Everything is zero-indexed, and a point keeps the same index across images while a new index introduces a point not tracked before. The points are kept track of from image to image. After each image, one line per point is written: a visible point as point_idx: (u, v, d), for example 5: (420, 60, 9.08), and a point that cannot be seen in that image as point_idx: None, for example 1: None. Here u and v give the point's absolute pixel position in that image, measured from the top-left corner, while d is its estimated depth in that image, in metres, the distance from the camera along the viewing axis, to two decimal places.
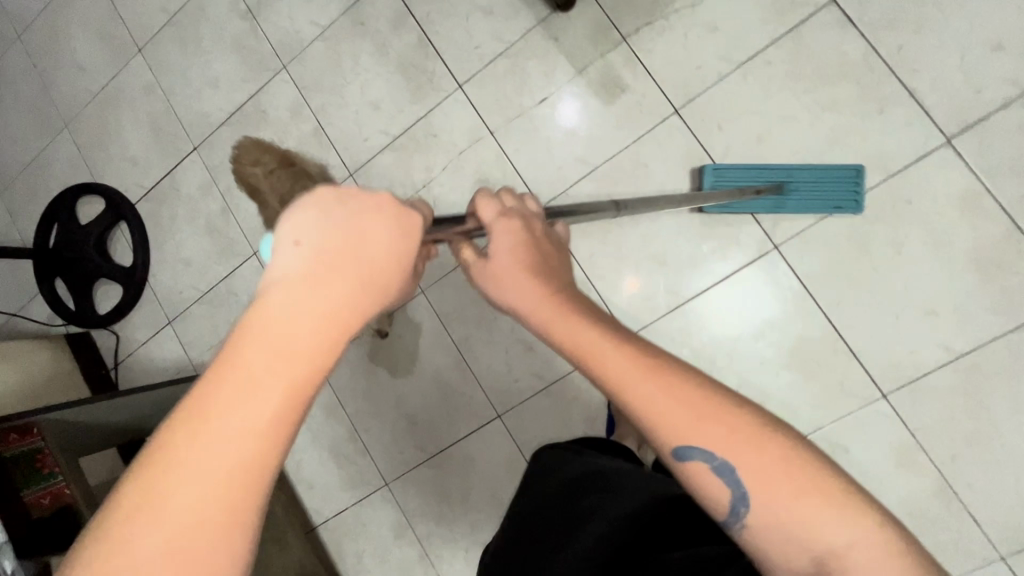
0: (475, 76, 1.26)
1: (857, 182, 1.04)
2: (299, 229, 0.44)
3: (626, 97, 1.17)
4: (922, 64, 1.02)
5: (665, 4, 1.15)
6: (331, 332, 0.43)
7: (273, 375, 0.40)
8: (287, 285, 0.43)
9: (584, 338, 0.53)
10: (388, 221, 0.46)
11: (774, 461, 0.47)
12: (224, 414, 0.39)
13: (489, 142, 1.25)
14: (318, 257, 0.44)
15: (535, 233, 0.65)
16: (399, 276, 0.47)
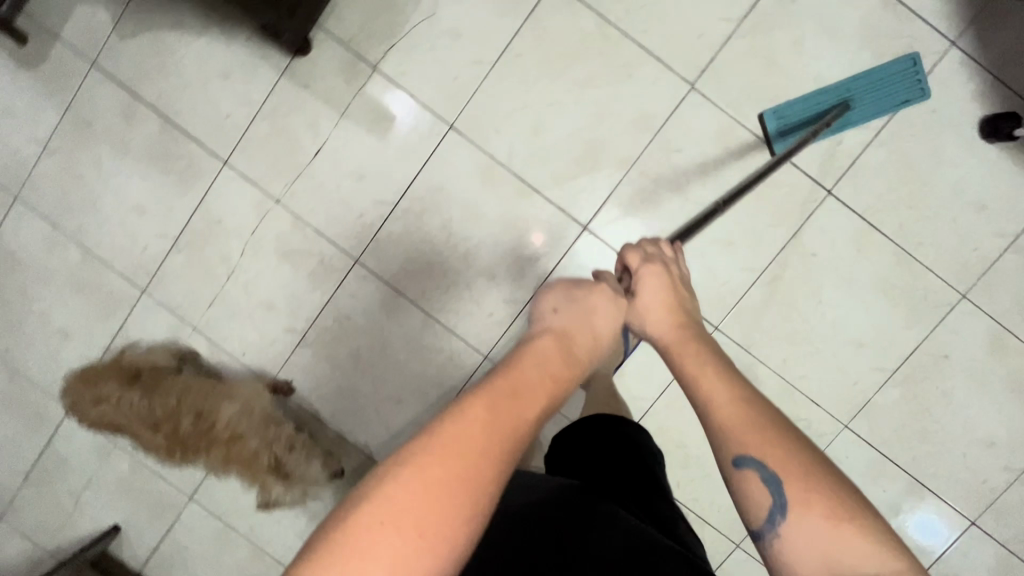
0: (237, 148, 1.15)
1: (918, 69, 1.04)
2: (556, 301, 0.65)
3: (399, 127, 1.13)
4: (649, 22, 1.07)
5: (402, 21, 1.10)
6: (565, 367, 0.58)
7: (528, 396, 0.52)
8: (552, 330, 0.61)
9: (698, 364, 0.61)
10: (611, 299, 0.67)
11: (822, 491, 0.51)
12: (489, 402, 0.50)
13: (280, 212, 1.16)
14: (568, 316, 0.63)
15: (676, 277, 0.73)
16: (604, 341, 0.65)
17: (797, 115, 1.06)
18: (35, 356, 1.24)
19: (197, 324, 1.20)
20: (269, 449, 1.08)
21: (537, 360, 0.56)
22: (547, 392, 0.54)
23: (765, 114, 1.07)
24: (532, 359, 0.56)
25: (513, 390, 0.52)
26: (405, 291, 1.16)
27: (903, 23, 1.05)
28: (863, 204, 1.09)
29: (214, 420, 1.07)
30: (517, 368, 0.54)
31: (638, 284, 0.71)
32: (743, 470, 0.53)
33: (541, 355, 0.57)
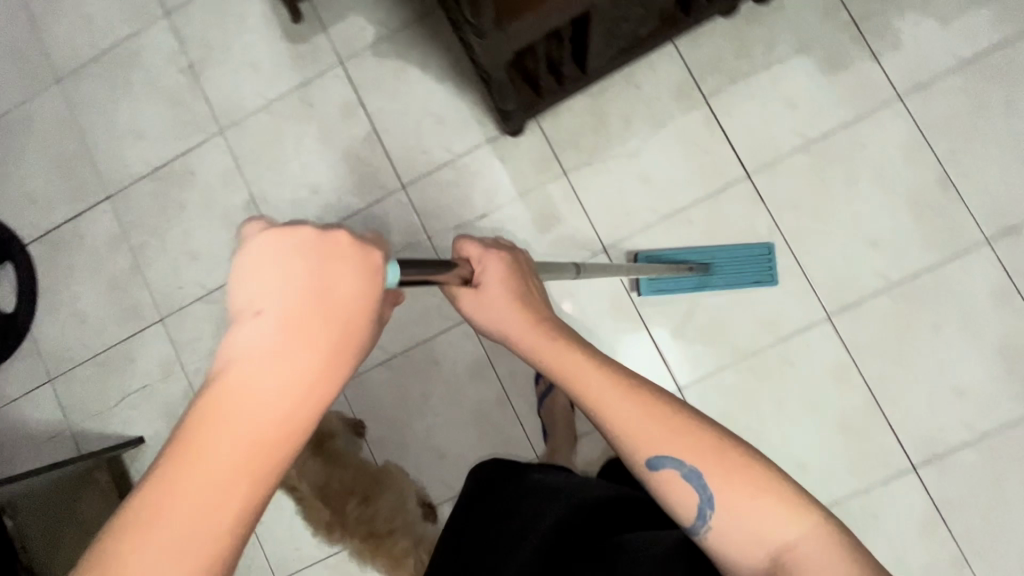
0: (419, 179, 1.27)
1: (770, 258, 1.16)
2: (260, 289, 0.37)
3: (561, 228, 1.23)
4: (814, 247, 1.17)
5: (606, 148, 1.23)
6: (285, 412, 0.36)
7: (234, 450, 0.35)
8: (253, 357, 0.36)
9: (586, 369, 0.61)
10: (350, 263, 0.39)
11: (731, 467, 0.54)
12: (182, 485, 0.34)
13: (425, 247, 1.26)
14: (286, 318, 0.37)
15: (519, 266, 0.72)
16: (366, 322, 0.39)
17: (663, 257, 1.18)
18: (161, 264, 1.35)
19: None
20: (416, 550, 1.20)
21: (224, 428, 0.35)
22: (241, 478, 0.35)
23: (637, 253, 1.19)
24: (223, 408, 0.35)
25: (183, 489, 0.34)
26: (496, 363, 1.24)
27: None
28: (945, 496, 1.10)
29: (375, 508, 1.21)
30: (205, 430, 0.35)
31: (485, 274, 0.68)
32: (663, 470, 0.55)
33: (233, 407, 0.35)
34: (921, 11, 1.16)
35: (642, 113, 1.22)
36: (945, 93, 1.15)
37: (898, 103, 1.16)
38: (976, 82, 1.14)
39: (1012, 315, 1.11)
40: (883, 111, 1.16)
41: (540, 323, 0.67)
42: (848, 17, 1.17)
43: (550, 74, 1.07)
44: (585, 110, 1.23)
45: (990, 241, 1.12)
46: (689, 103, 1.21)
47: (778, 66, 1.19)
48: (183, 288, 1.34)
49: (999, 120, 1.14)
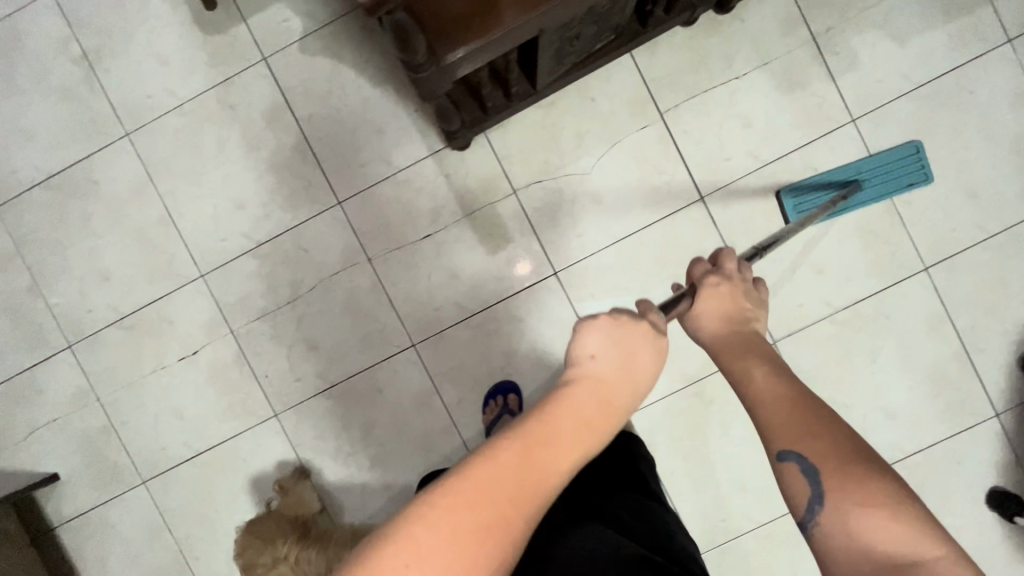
0: (357, 195, 1.17)
1: (921, 158, 1.12)
2: (592, 344, 0.58)
3: (510, 250, 1.17)
4: (764, 273, 1.15)
5: (557, 166, 1.16)
6: (594, 434, 0.52)
7: (574, 445, 0.50)
8: (586, 386, 0.54)
9: (747, 365, 0.62)
10: (656, 346, 0.60)
11: (859, 470, 0.49)
12: (551, 446, 0.49)
13: (365, 269, 1.18)
14: (610, 366, 0.56)
15: (740, 289, 0.74)
16: (639, 390, 0.57)
17: (812, 190, 1.13)
18: (65, 284, 1.20)
19: (236, 329, 1.20)
20: None
21: (559, 430, 0.50)
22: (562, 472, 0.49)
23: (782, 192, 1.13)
24: (565, 415, 0.51)
25: (511, 454, 0.47)
26: (442, 393, 1.18)
27: (966, 378, 1.15)
28: None
29: None
30: (547, 427, 0.50)
31: (704, 293, 0.73)
32: (784, 463, 0.52)
33: (575, 415, 0.51)
34: (881, 28, 1.12)
35: (596, 128, 1.15)
36: (898, 117, 1.13)
37: (852, 126, 1.13)
38: (930, 105, 1.12)
39: (944, 341, 1.15)
40: (837, 134, 1.13)
41: (728, 333, 0.69)
42: (808, 31, 1.12)
43: (501, 94, 0.99)
44: (536, 123, 1.15)
45: (929, 268, 1.14)
46: (644, 119, 1.15)
47: (736, 82, 1.13)
48: (93, 312, 1.21)
49: (949, 146, 1.13)
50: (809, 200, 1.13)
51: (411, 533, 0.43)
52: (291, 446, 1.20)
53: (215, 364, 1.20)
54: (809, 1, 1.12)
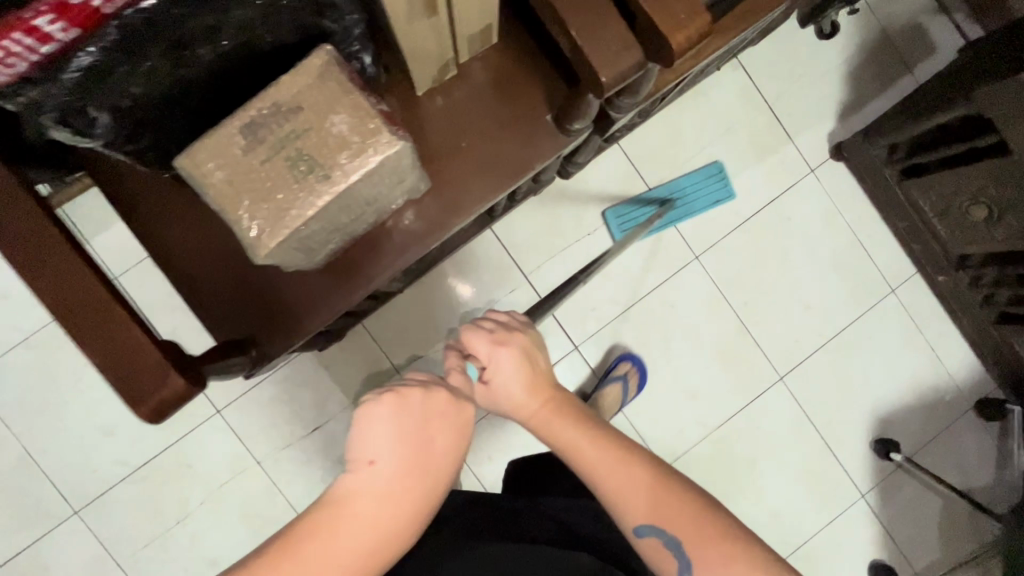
0: (237, 400, 1.15)
1: (724, 175, 1.24)
2: (373, 447, 0.51)
3: None
4: (643, 409, 1.24)
5: (436, 340, 1.18)
6: (388, 546, 0.49)
7: (371, 541, 0.48)
8: (362, 498, 0.49)
9: (575, 441, 0.63)
10: (453, 425, 0.56)
11: (717, 537, 0.55)
12: (320, 549, 0.46)
13: (256, 473, 1.15)
14: (400, 469, 0.51)
15: (527, 344, 0.69)
16: (442, 488, 0.53)
17: (633, 216, 1.21)
18: None
19: (123, 561, 1.13)
20: None
21: (360, 520, 0.48)
22: (365, 567, 0.47)
23: (607, 213, 1.20)
24: (336, 523, 0.48)
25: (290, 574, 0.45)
26: None
27: (832, 469, 1.27)
28: None
29: None
30: (321, 532, 0.47)
31: (495, 368, 0.67)
32: (645, 538, 0.57)
33: (357, 515, 0.48)
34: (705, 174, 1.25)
35: (465, 299, 1.19)
36: (732, 250, 1.26)
37: (696, 263, 1.25)
38: (757, 235, 1.27)
39: (808, 440, 1.27)
40: (683, 272, 1.25)
41: (551, 406, 0.66)
42: (644, 185, 1.23)
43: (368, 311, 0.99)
44: (407, 303, 1.18)
45: (783, 377, 1.27)
46: (511, 284, 1.20)
47: (590, 239, 1.21)
48: None
49: (780, 268, 1.27)
50: (630, 223, 1.21)
51: None
52: None
53: None
54: (641, 158, 1.23)
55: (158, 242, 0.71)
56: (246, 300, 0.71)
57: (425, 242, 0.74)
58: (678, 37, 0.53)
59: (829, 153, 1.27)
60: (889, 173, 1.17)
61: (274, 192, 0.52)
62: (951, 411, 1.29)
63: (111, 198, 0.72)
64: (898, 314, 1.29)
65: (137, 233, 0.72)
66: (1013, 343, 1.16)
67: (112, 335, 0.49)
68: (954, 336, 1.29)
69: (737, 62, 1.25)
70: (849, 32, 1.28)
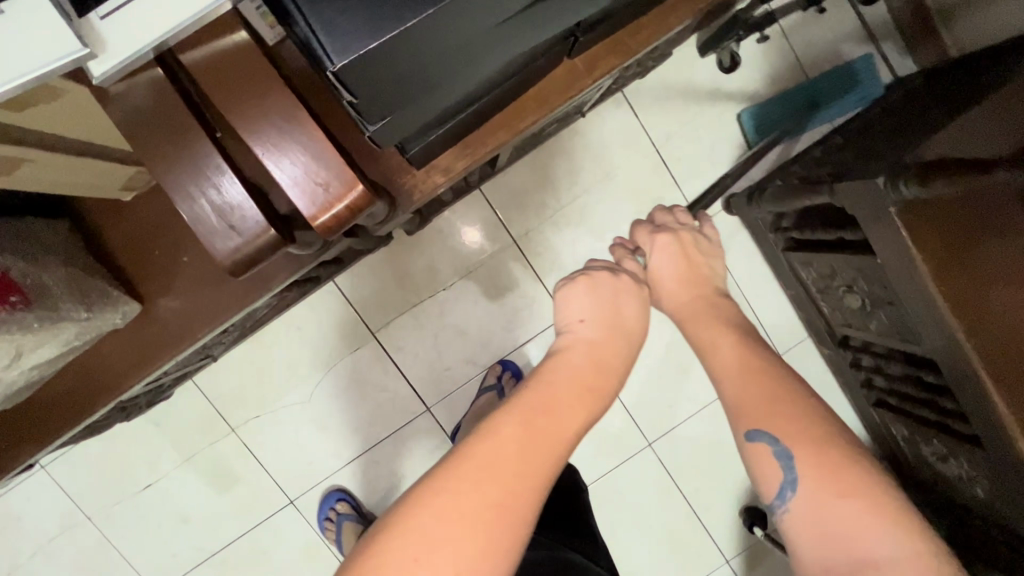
0: (61, 456, 1.09)
1: (871, 63, 1.09)
2: (579, 311, 0.62)
3: (241, 488, 1.13)
4: None
5: (274, 398, 1.11)
6: (612, 383, 0.57)
7: (585, 374, 0.56)
8: (579, 347, 0.59)
9: (714, 335, 0.65)
10: (633, 298, 0.65)
11: (831, 461, 0.52)
12: (559, 376, 0.54)
13: (87, 528, 1.11)
14: (600, 327, 0.60)
15: (687, 242, 0.74)
16: (636, 341, 0.62)
17: (770, 116, 1.09)
18: None
19: None
20: None
21: (574, 359, 0.57)
22: (589, 390, 0.55)
23: (742, 114, 1.10)
24: (558, 363, 0.56)
25: (553, 387, 0.53)
26: None
27: (698, 535, 1.23)
28: None
29: None
30: (554, 370, 0.55)
31: (653, 258, 0.74)
32: (755, 441, 0.56)
33: (581, 355, 0.57)
34: (582, 222, 1.12)
35: (309, 356, 1.11)
36: None
37: None
38: None
39: (675, 506, 1.22)
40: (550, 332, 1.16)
41: (703, 298, 0.70)
42: (509, 235, 1.11)
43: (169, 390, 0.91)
44: (244, 358, 1.10)
45: (652, 443, 1.21)
46: (357, 340, 1.11)
47: (445, 294, 1.11)
48: None
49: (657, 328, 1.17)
50: (769, 124, 1.09)
51: (468, 467, 0.46)
52: None
53: None
54: (507, 205, 1.11)
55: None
56: None
57: (143, 373, 0.66)
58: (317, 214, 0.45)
59: (722, 206, 1.14)
60: (774, 238, 1.04)
61: None
62: None
63: None
64: None
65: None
66: (891, 427, 1.08)
67: None
68: (843, 404, 1.21)
69: (622, 97, 1.10)
70: (758, 62, 1.11)
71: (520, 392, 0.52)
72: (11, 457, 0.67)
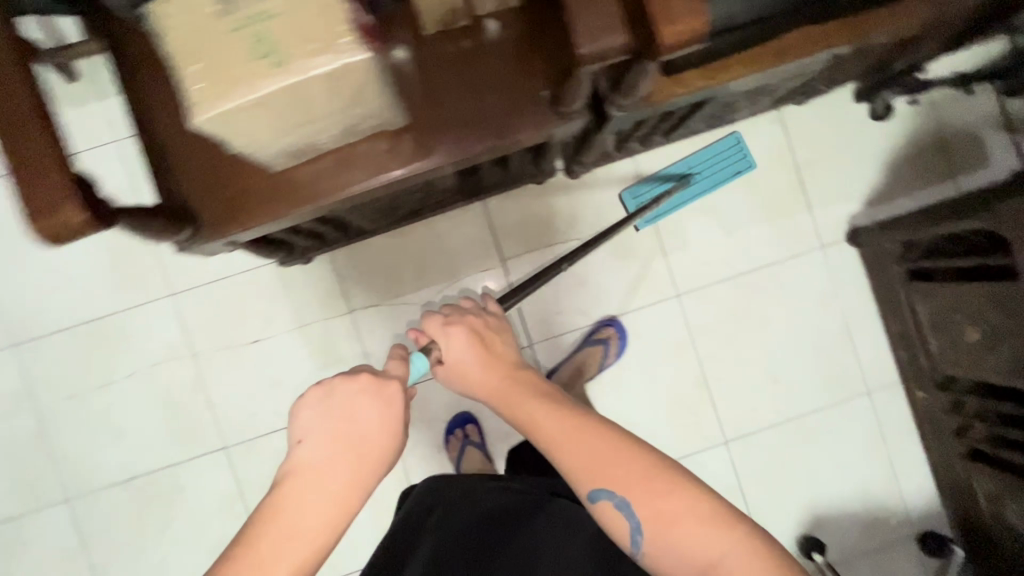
0: (190, 290, 1.16)
1: (742, 147, 1.20)
2: (302, 430, 0.57)
3: (338, 369, 1.17)
4: None
5: (396, 293, 1.18)
6: (344, 512, 0.54)
7: (308, 516, 0.52)
8: (298, 475, 0.54)
9: (534, 410, 0.64)
10: (373, 398, 0.58)
11: (659, 493, 0.56)
12: (274, 524, 0.51)
13: (187, 364, 1.16)
14: (326, 445, 0.55)
15: (485, 324, 0.76)
16: (384, 450, 0.57)
17: (648, 193, 1.19)
18: None
19: (40, 407, 1.15)
20: None
21: (291, 514, 0.52)
22: (309, 538, 0.52)
23: (623, 194, 1.19)
24: (280, 498, 0.52)
25: (264, 543, 0.50)
26: (247, 500, 1.17)
27: None
28: None
29: None
30: (271, 516, 0.52)
31: (446, 345, 0.72)
32: (598, 501, 0.58)
33: (309, 493, 0.53)
34: (713, 215, 1.22)
35: (440, 264, 1.18)
36: (717, 299, 1.22)
37: (675, 300, 1.22)
38: (745, 292, 1.22)
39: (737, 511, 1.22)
40: (661, 305, 1.22)
41: (507, 375, 0.69)
42: (647, 208, 1.21)
43: (338, 232, 0.99)
44: (382, 249, 1.18)
45: (727, 443, 1.22)
46: (487, 263, 1.19)
47: (576, 244, 1.20)
48: None
49: (757, 333, 1.22)
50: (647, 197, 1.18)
51: None
52: (79, 536, 1.15)
53: (11, 439, 1.15)
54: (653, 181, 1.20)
55: (144, 106, 0.74)
56: (200, 179, 0.72)
57: (383, 178, 0.73)
58: (666, 33, 0.53)
59: (845, 235, 1.22)
60: (897, 269, 1.12)
61: (217, 55, 0.52)
62: (892, 531, 1.22)
63: (117, 56, 0.75)
64: (868, 417, 1.23)
65: (127, 96, 0.75)
66: (973, 480, 1.10)
67: (41, 164, 0.51)
68: (918, 458, 1.23)
69: (778, 116, 1.22)
70: (902, 121, 1.23)
71: (231, 549, 0.50)
72: (236, 219, 0.72)
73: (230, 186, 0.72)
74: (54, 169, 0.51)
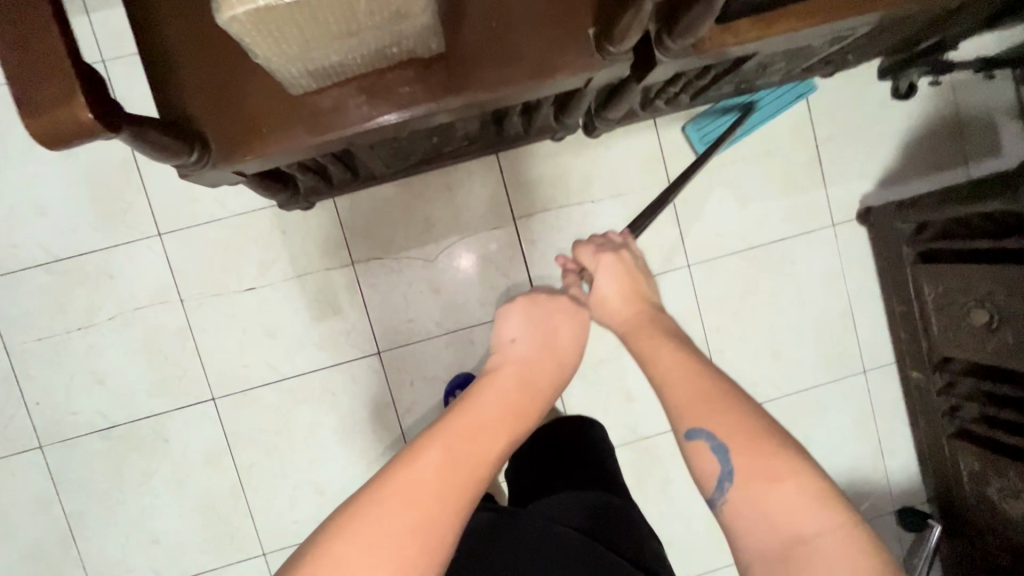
0: (181, 231, 1.09)
1: None
2: (512, 331, 0.70)
3: (336, 322, 1.12)
4: (580, 393, 1.19)
5: (402, 247, 1.13)
6: (539, 401, 0.64)
7: (516, 395, 0.62)
8: (514, 361, 0.66)
9: (655, 345, 0.67)
10: (573, 319, 0.72)
11: (759, 445, 0.54)
12: (487, 397, 0.60)
13: (175, 309, 1.10)
14: (530, 343, 0.68)
15: (627, 262, 0.80)
16: (570, 364, 0.70)
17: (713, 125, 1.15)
18: None
19: (11, 347, 1.08)
20: None
21: (492, 393, 0.61)
22: (511, 416, 0.60)
23: (687, 129, 1.15)
24: (496, 378, 0.63)
25: (485, 402, 0.59)
26: (235, 453, 1.12)
27: None
28: None
29: None
30: (488, 386, 0.62)
31: (594, 279, 0.78)
32: (693, 439, 0.57)
33: (510, 377, 0.63)
34: (729, 186, 1.20)
35: (449, 219, 1.14)
36: (727, 272, 1.21)
37: (685, 270, 1.20)
38: (754, 266, 1.22)
39: None
40: (671, 275, 1.20)
41: (640, 309, 0.75)
42: (665, 174, 1.17)
43: (348, 173, 0.93)
44: (389, 199, 1.12)
45: None
46: (498, 220, 1.14)
47: (590, 207, 1.16)
48: None
49: (762, 307, 1.22)
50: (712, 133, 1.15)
51: (395, 493, 0.50)
52: (53, 485, 1.09)
53: None
54: (672, 146, 1.17)
55: (146, 17, 0.67)
56: (209, 95, 0.66)
57: (415, 110, 0.67)
58: None
59: (857, 215, 1.22)
60: (906, 250, 1.13)
61: None
62: (875, 506, 1.26)
63: None
64: (862, 396, 1.25)
65: (128, 6, 0.68)
66: (959, 460, 1.13)
67: (42, 55, 0.44)
68: (905, 436, 1.26)
69: None
70: (922, 103, 1.23)
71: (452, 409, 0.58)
72: (250, 143, 0.66)
73: (242, 106, 0.66)
74: (62, 63, 0.44)
